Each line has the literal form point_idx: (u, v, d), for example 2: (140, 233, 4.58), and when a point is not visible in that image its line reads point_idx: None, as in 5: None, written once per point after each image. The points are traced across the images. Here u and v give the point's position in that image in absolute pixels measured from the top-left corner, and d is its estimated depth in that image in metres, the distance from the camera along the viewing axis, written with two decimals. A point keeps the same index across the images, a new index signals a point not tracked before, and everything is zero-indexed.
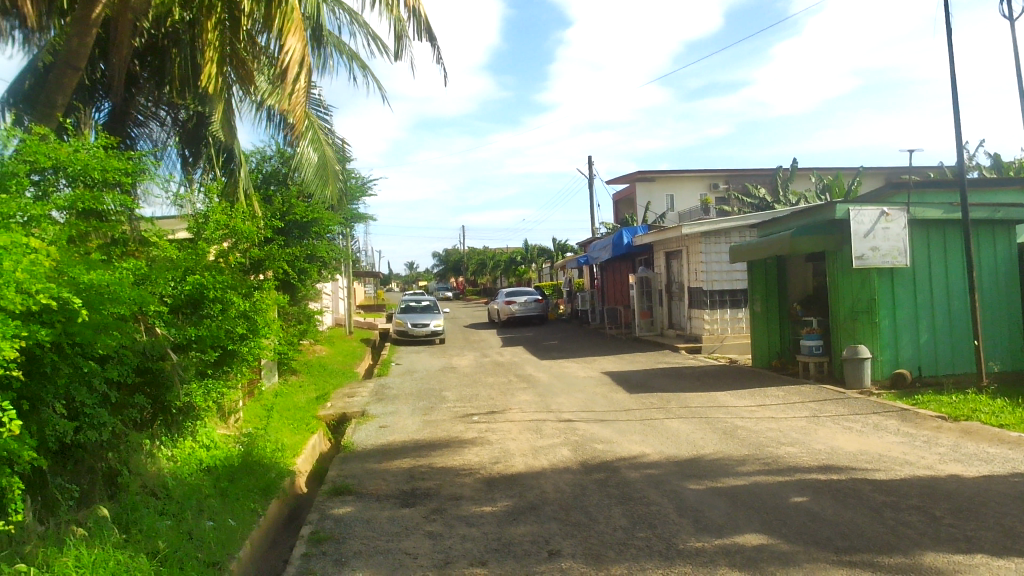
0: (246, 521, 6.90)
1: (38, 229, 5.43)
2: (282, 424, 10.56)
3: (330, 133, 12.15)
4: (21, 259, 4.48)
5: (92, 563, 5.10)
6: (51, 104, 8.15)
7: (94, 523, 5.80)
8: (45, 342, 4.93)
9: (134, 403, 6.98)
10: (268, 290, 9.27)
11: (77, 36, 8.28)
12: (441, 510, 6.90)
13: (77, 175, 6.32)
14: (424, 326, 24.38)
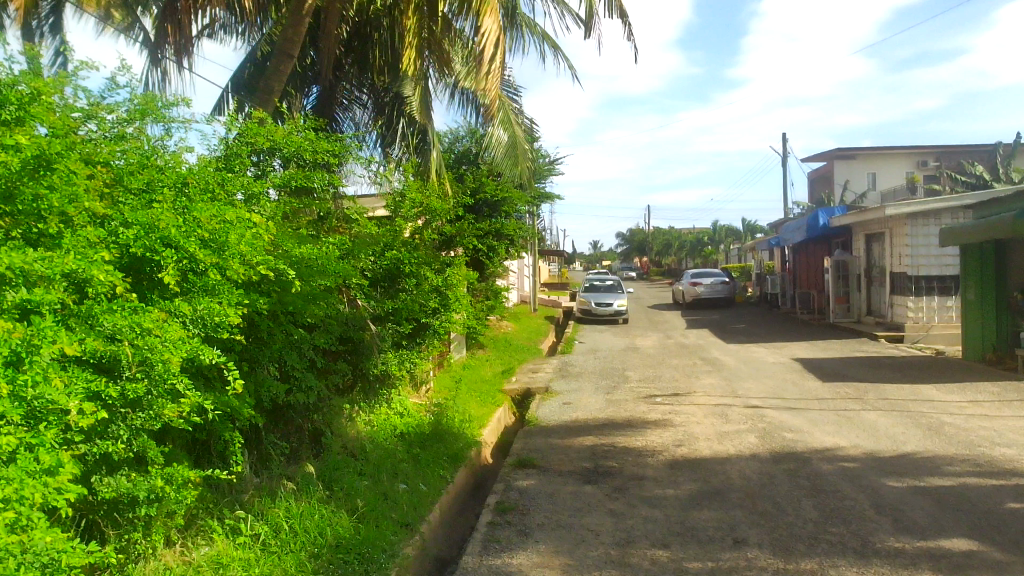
0: (436, 486, 7.21)
1: (258, 206, 5.89)
2: (470, 396, 10.93)
3: (520, 113, 12.34)
4: (246, 233, 4.88)
5: (300, 514, 5.55)
6: (269, 90, 8.78)
7: (302, 478, 6.31)
8: (264, 310, 5.38)
9: (337, 369, 7.48)
10: (460, 266, 9.57)
11: (291, 26, 8.87)
12: (624, 490, 6.91)
13: (292, 155, 6.80)
14: (608, 305, 24.39)
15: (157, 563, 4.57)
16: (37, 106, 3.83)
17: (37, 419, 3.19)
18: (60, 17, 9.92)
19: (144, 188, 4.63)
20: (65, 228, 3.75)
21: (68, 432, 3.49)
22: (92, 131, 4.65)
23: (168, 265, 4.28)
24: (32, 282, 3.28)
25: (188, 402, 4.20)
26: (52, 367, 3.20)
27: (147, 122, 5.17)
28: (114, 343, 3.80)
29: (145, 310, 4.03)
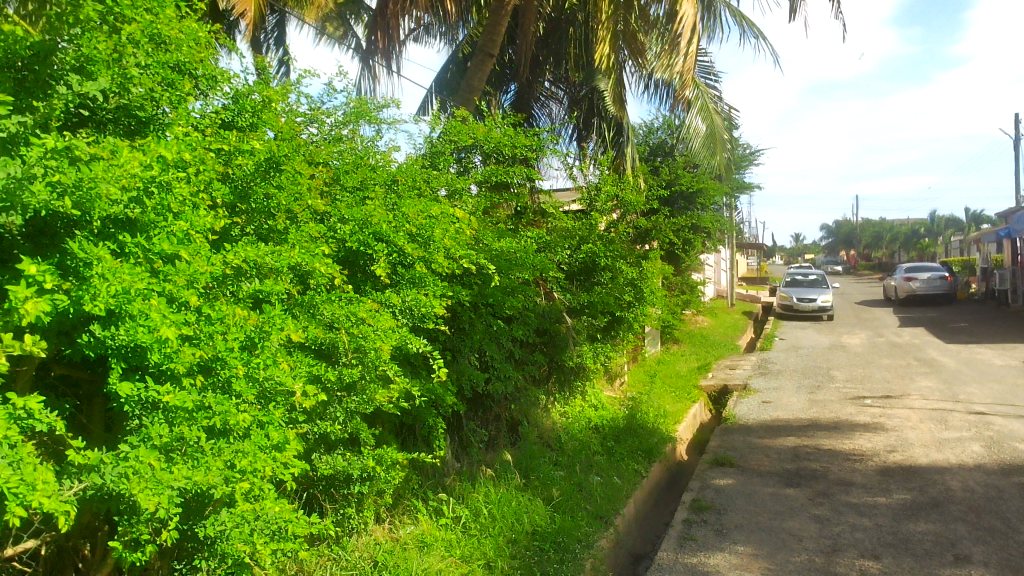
0: (630, 479, 7.14)
1: (460, 201, 6.13)
2: (665, 390, 10.78)
3: (718, 101, 11.99)
4: (450, 227, 5.08)
5: (499, 500, 5.72)
6: (471, 88, 9.08)
7: (500, 465, 6.50)
8: (465, 301, 5.59)
9: (534, 359, 7.65)
10: (655, 259, 9.46)
11: (492, 26, 9.12)
12: (829, 495, 6.57)
13: (492, 151, 6.98)
14: (811, 301, 23.22)
15: (369, 537, 4.88)
16: (267, 113, 4.16)
17: (268, 399, 3.49)
18: (284, 30, 10.73)
19: (358, 185, 4.93)
20: (291, 224, 4.06)
21: (294, 412, 3.79)
22: (314, 134, 5.00)
23: (380, 258, 4.55)
24: (264, 275, 3.58)
25: (397, 387, 4.45)
26: (281, 352, 3.48)
27: (361, 124, 5.50)
28: (332, 330, 4.09)
29: (359, 301, 4.30)
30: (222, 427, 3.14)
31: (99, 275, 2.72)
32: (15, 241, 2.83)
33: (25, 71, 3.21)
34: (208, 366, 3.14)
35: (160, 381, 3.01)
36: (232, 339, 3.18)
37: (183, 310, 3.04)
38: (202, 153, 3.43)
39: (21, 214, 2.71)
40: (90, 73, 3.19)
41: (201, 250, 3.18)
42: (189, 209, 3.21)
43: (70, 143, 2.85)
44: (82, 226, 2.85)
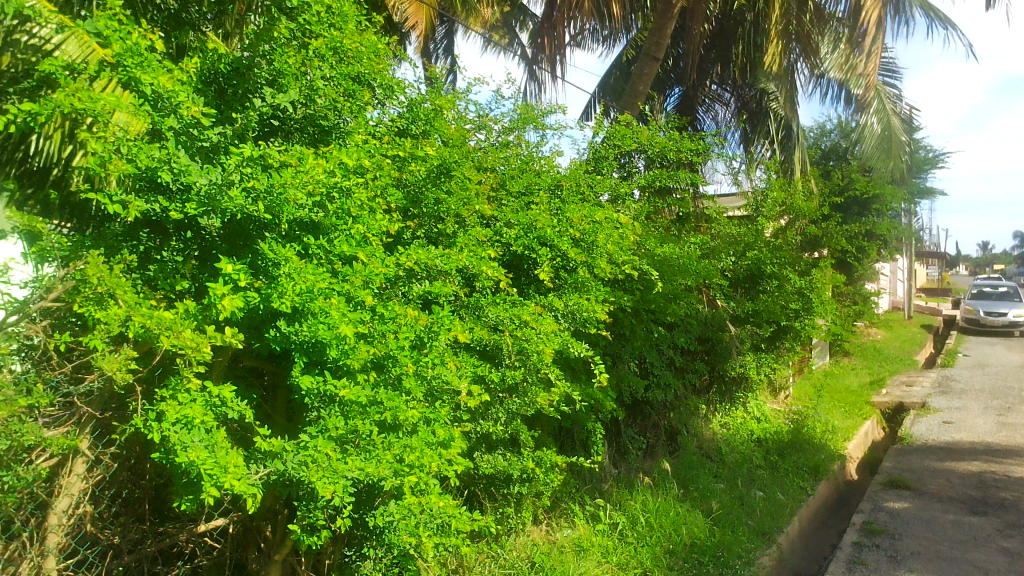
0: (795, 497, 6.82)
1: (623, 206, 6.10)
2: (833, 405, 10.28)
3: (898, 100, 11.31)
4: (613, 232, 5.08)
5: (656, 509, 5.65)
6: (635, 93, 9.03)
7: (659, 474, 6.42)
8: (627, 306, 5.56)
9: (694, 368, 7.51)
10: (825, 267, 9.04)
11: (658, 29, 9.02)
12: (1020, 527, 6.04)
13: (656, 155, 6.88)
14: (1001, 315, 21.42)
15: (526, 538, 4.94)
16: (439, 119, 4.31)
17: (435, 396, 3.61)
18: (452, 40, 11.01)
19: (524, 190, 5.01)
20: (459, 228, 4.18)
21: (459, 410, 3.89)
22: (483, 140, 5.13)
23: (544, 262, 4.61)
24: (435, 277, 3.70)
25: (558, 391, 4.49)
26: (448, 352, 3.59)
27: (527, 130, 5.59)
28: (496, 332, 4.17)
29: (523, 304, 4.37)
30: (392, 422, 3.27)
31: (285, 275, 2.91)
32: (213, 242, 3.07)
33: (224, 86, 3.49)
34: (380, 363, 3.29)
35: (337, 377, 3.18)
36: (403, 338, 3.31)
37: (360, 308, 3.20)
38: (378, 160, 3.61)
39: (219, 217, 2.94)
40: (281, 85, 3.43)
41: (376, 252, 3.35)
42: (367, 213, 3.38)
43: (264, 151, 3.07)
44: (271, 228, 3.06)
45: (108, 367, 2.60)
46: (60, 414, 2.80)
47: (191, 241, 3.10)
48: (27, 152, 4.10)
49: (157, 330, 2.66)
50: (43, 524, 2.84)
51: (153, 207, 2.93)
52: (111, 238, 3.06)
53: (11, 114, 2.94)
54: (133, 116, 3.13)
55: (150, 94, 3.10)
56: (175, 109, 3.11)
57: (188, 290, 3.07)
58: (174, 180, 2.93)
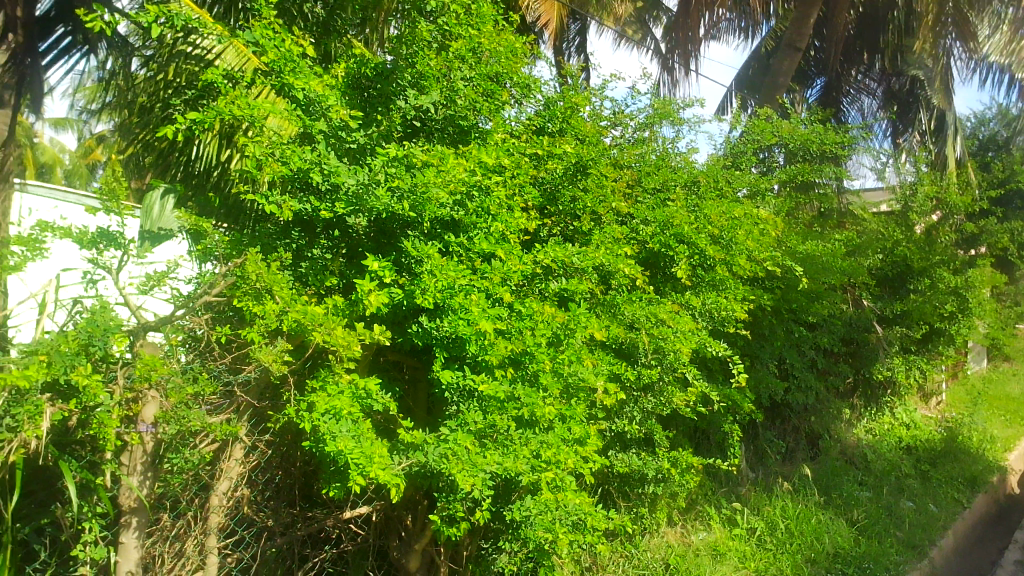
0: (949, 509, 6.42)
1: (762, 201, 5.91)
2: (991, 413, 9.60)
3: None
4: (752, 229, 4.94)
5: (797, 516, 5.45)
6: (775, 85, 8.73)
7: (799, 479, 6.19)
8: (767, 305, 5.39)
9: (837, 370, 7.20)
10: (983, 266, 8.45)
11: (800, 18, 8.69)
12: None
13: (798, 149, 6.62)
14: None
15: (661, 539, 4.89)
16: (576, 117, 4.30)
17: (571, 394, 3.60)
18: (585, 38, 10.85)
19: (660, 186, 4.94)
20: (595, 225, 4.17)
21: (595, 408, 3.87)
22: (619, 136, 5.10)
23: (681, 260, 4.52)
24: (571, 275, 3.71)
25: (695, 391, 4.43)
26: (584, 350, 3.60)
27: (663, 126, 5.51)
28: (633, 331, 4.14)
29: (660, 303, 4.32)
30: (529, 418, 3.30)
31: (427, 272, 3.00)
32: (360, 240, 3.21)
33: (369, 91, 3.64)
34: (518, 360, 3.34)
35: (476, 372, 3.25)
36: (539, 335, 3.34)
37: (498, 305, 3.24)
38: (517, 158, 3.64)
39: (366, 215, 3.06)
40: (423, 87, 3.53)
41: (514, 250, 3.39)
42: (506, 210, 3.42)
43: (408, 152, 3.17)
44: (415, 226, 3.16)
45: (265, 358, 2.75)
46: (222, 402, 2.95)
47: (339, 239, 3.24)
48: (192, 156, 4.41)
49: (311, 323, 2.78)
50: (205, 504, 3.03)
51: (305, 207, 3.09)
52: (267, 237, 3.24)
53: (180, 121, 3.16)
54: (287, 120, 3.29)
55: (302, 99, 3.27)
56: (325, 113, 3.27)
57: (336, 286, 3.21)
58: (323, 180, 3.08)
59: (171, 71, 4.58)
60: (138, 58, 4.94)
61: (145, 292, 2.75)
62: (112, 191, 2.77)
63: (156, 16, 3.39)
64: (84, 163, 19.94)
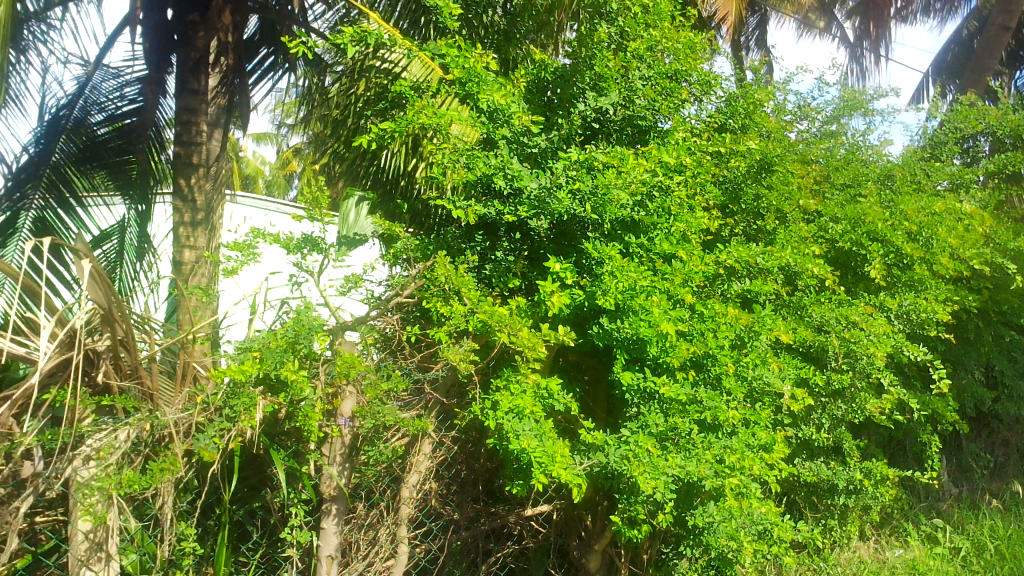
0: None
1: (967, 194, 5.48)
2: None
3: None
4: (955, 224, 4.60)
5: (1009, 537, 5.01)
6: (980, 69, 8.07)
7: (1011, 497, 5.69)
8: (973, 307, 4.99)
9: None
10: None
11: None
12: None
13: (1009, 136, 6.08)
14: None
15: (852, 554, 4.64)
16: (760, 112, 4.15)
17: (756, 398, 3.50)
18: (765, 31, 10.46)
19: (850, 182, 4.70)
20: (780, 224, 4.03)
21: (781, 414, 3.74)
22: (804, 130, 4.89)
23: (875, 259, 4.27)
24: (756, 276, 3.61)
25: (891, 398, 4.18)
26: (770, 353, 3.49)
27: (852, 118, 5.24)
28: (822, 334, 3.95)
29: (851, 304, 4.12)
30: (711, 422, 3.24)
31: (608, 274, 3.02)
32: (542, 242, 3.27)
33: (548, 95, 3.70)
34: (700, 362, 3.29)
35: (657, 374, 3.23)
36: (723, 337, 3.27)
37: (679, 307, 3.20)
38: (698, 156, 3.58)
39: (548, 218, 3.12)
40: (602, 89, 3.55)
41: (696, 251, 3.34)
42: (687, 210, 3.37)
43: (589, 154, 3.20)
44: (595, 228, 3.18)
45: (454, 357, 2.86)
46: (413, 399, 3.09)
47: (521, 241, 3.32)
48: (380, 165, 4.64)
49: (498, 326, 2.87)
50: (397, 495, 3.18)
51: (490, 211, 3.19)
52: (453, 240, 3.36)
53: (373, 132, 3.35)
54: (471, 127, 3.41)
55: (486, 107, 3.37)
56: (508, 119, 3.36)
57: (518, 288, 3.29)
58: (507, 185, 3.18)
59: (362, 85, 4.83)
60: (331, 75, 5.27)
61: (343, 293, 2.92)
62: (315, 200, 3.02)
63: (352, 36, 3.63)
64: (282, 174, 21.57)
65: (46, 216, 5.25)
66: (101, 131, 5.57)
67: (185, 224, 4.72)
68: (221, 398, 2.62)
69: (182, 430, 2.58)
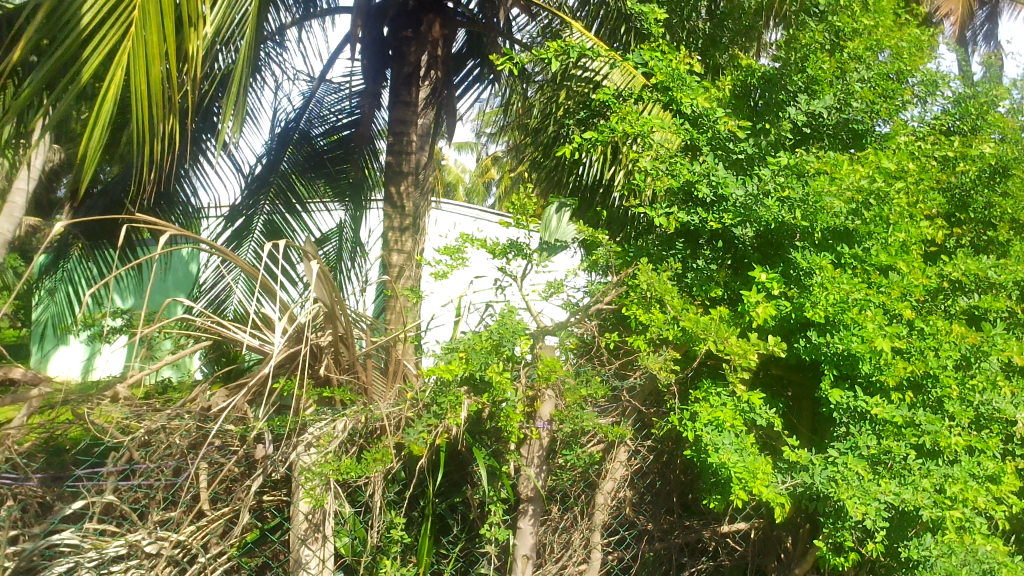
0: None
1: None
2: None
3: None
4: None
5: None
6: None
7: None
8: None
9: None
10: None
11: None
12: None
13: None
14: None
15: None
16: (994, 112, 3.79)
17: (984, 425, 3.20)
18: (996, 24, 9.59)
19: None
20: (1017, 235, 3.67)
21: (1013, 443, 3.40)
22: None
23: None
24: (986, 291, 3.32)
25: None
26: (1001, 376, 3.19)
27: None
28: None
29: None
30: (931, 448, 3.01)
31: (819, 285, 2.89)
32: (746, 251, 3.19)
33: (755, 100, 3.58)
34: (919, 383, 3.07)
35: (869, 393, 3.05)
36: (946, 357, 3.03)
37: (896, 322, 3.00)
38: (921, 161, 3.34)
39: (754, 226, 3.06)
40: (815, 92, 3.40)
41: (918, 263, 3.11)
42: (908, 219, 3.15)
43: (799, 159, 3.07)
44: (805, 237, 3.05)
45: (653, 365, 2.84)
46: (609, 406, 3.11)
47: (724, 250, 3.25)
48: (580, 173, 4.69)
49: (705, 334, 2.82)
50: (591, 501, 3.19)
51: (693, 219, 3.14)
52: (653, 247, 3.33)
53: (576, 141, 3.39)
54: (674, 134, 3.37)
55: (690, 113, 3.32)
56: (714, 125, 3.30)
57: (721, 297, 3.20)
58: (711, 192, 3.11)
59: (562, 95, 4.88)
60: (533, 85, 5.38)
61: (545, 297, 2.95)
62: (522, 207, 3.12)
63: (556, 50, 3.70)
64: (481, 181, 22.39)
65: (274, 220, 5.72)
66: (322, 143, 6.02)
67: (394, 229, 4.98)
68: (429, 395, 2.75)
69: (393, 423, 2.73)
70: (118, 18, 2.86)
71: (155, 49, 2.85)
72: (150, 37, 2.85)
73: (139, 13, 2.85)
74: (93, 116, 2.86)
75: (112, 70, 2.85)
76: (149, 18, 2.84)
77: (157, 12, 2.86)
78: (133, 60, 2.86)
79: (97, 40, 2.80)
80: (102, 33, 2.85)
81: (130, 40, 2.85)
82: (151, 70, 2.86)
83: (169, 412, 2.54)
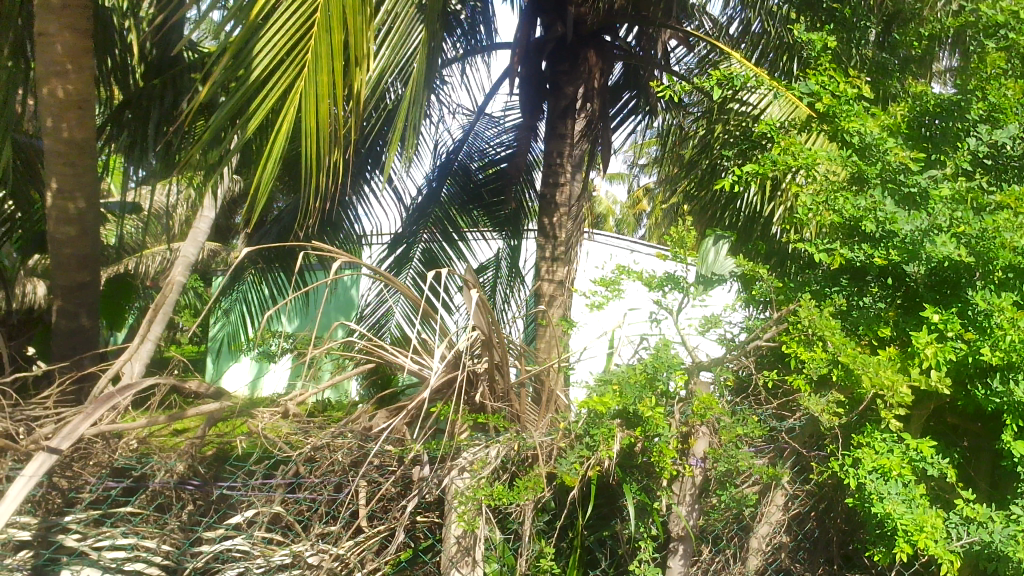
0: None
1: None
2: None
3: None
4: None
5: None
6: None
7: None
8: None
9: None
10: None
11: None
12: None
13: None
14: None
15: None
16: None
17: None
18: None
19: None
20: None
21: None
22: None
23: None
24: None
25: None
26: None
27: None
28: None
29: None
30: None
31: (999, 327, 2.69)
32: (917, 288, 3.03)
33: (930, 129, 3.38)
34: None
35: None
36: None
37: None
38: None
39: (926, 262, 2.90)
40: (998, 121, 3.16)
41: None
42: None
43: (971, 189, 2.97)
44: (984, 274, 2.87)
45: (815, 408, 2.74)
46: (767, 447, 3.01)
47: (894, 287, 3.10)
48: (737, 208, 4.63)
49: (862, 368, 2.68)
50: (744, 544, 3.10)
51: (859, 255, 3.00)
52: (816, 283, 3.20)
53: (735, 173, 3.31)
54: (840, 166, 3.24)
55: (860, 142, 3.19)
56: (884, 157, 3.13)
57: (891, 338, 3.03)
58: (879, 228, 2.96)
59: (719, 128, 4.79)
60: (690, 116, 5.32)
61: (701, 332, 2.93)
62: (680, 240, 3.10)
63: (718, 79, 3.62)
64: (633, 212, 22.30)
65: (432, 248, 5.98)
66: (480, 175, 6.21)
67: (547, 259, 5.03)
68: (582, 426, 2.76)
69: (546, 453, 2.76)
70: (293, 61, 3.03)
71: (325, 89, 3.01)
72: (320, 78, 3.00)
73: (312, 56, 3.00)
74: (267, 149, 3.06)
75: (285, 108, 3.05)
76: (320, 62, 3.00)
77: (326, 56, 3.01)
78: (304, 99, 3.04)
79: (273, 82, 3.00)
80: (280, 74, 3.04)
81: (304, 80, 3.02)
82: (319, 108, 3.02)
83: (333, 429, 2.66)
